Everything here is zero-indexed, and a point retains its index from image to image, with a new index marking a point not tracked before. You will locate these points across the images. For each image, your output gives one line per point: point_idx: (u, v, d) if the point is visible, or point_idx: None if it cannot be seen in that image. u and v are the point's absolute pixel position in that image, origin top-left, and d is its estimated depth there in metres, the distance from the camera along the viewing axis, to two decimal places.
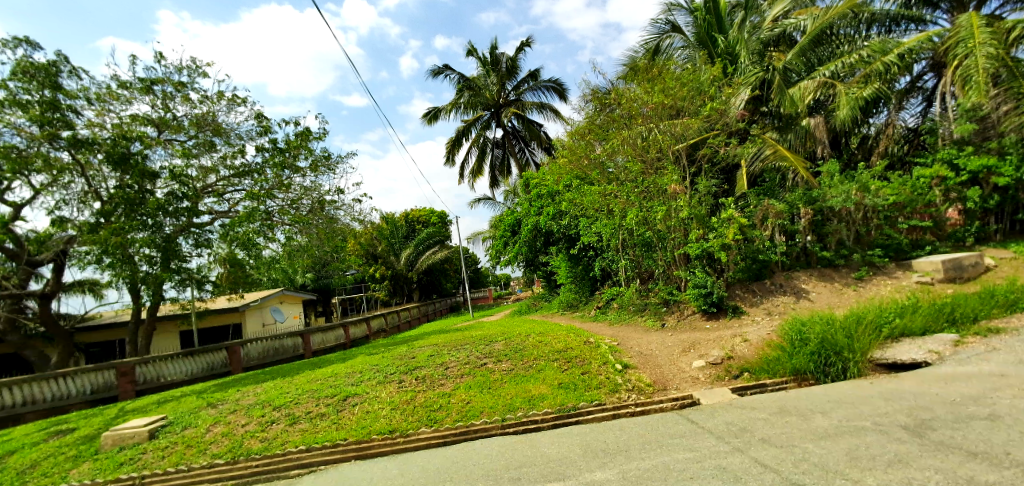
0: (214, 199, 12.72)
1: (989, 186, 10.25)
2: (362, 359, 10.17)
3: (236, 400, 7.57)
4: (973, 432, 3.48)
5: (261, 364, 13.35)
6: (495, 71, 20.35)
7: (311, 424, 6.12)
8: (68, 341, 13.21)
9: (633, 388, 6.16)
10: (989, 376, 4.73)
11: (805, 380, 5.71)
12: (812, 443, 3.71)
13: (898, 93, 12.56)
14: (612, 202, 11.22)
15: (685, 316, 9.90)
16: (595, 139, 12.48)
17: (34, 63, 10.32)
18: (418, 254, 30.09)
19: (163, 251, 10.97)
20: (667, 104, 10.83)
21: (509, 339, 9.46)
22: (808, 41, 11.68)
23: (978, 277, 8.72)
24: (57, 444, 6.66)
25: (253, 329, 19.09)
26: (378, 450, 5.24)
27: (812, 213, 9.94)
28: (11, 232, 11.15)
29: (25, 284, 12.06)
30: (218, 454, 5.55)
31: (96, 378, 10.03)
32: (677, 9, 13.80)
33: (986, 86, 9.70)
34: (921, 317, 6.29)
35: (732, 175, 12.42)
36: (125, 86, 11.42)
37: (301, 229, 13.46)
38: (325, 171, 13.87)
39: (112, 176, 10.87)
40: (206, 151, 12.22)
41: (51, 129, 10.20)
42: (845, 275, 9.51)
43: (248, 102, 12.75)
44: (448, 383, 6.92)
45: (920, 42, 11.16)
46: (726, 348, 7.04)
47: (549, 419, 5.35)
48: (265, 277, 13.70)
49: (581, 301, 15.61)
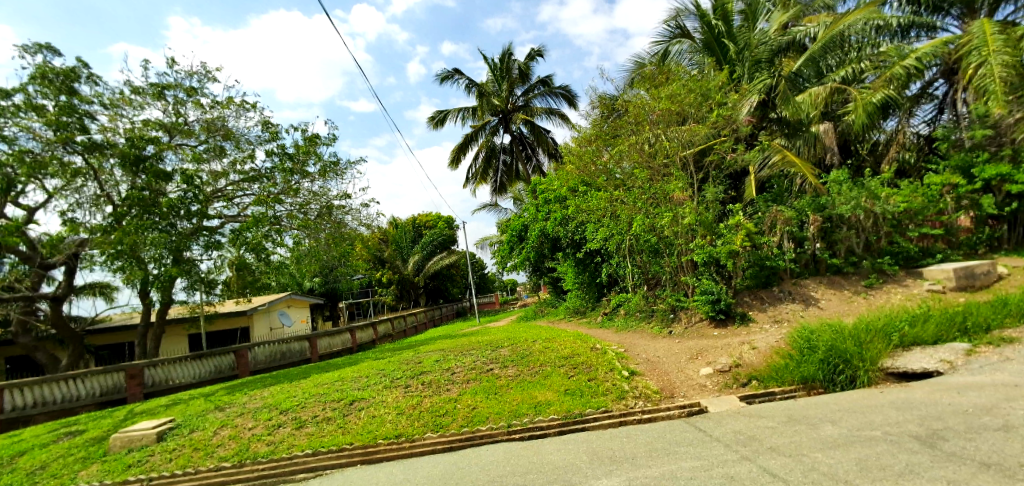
0: (224, 204, 12.89)
1: (1003, 194, 10.20)
2: (368, 363, 10.19)
3: (243, 403, 7.61)
4: (986, 443, 3.43)
5: (266, 369, 13.40)
6: (504, 77, 20.46)
7: (317, 428, 6.15)
8: (79, 344, 13.41)
9: (639, 395, 6.14)
10: (1002, 386, 4.67)
11: (813, 388, 5.66)
12: (822, 453, 3.67)
13: (908, 99, 12.52)
14: (619, 209, 11.18)
15: (692, 324, 9.86)
16: (603, 144, 12.55)
17: (53, 68, 10.54)
18: (425, 259, 30.30)
19: (173, 253, 11.07)
20: (674, 110, 10.78)
21: (515, 345, 9.44)
22: (819, 50, 11.69)
23: (990, 286, 8.59)
24: (66, 445, 6.74)
25: (259, 334, 19.23)
26: (384, 454, 5.24)
27: (822, 219, 9.85)
28: (25, 235, 11.35)
29: (38, 287, 12.24)
30: (224, 457, 5.58)
31: (105, 380, 10.09)
32: (686, 15, 13.78)
33: (1004, 95, 9.58)
34: (933, 325, 6.20)
35: (740, 182, 12.41)
36: (138, 92, 11.61)
37: (308, 234, 13.57)
38: (333, 176, 13.99)
39: (124, 180, 11.02)
40: (216, 156, 12.40)
41: (66, 133, 10.38)
42: (854, 283, 9.40)
43: (257, 107, 12.97)
44: (454, 389, 6.92)
45: (935, 47, 11.05)
46: (733, 356, 7.00)
47: (555, 425, 5.33)
48: (274, 282, 13.79)
49: (588, 307, 15.65)
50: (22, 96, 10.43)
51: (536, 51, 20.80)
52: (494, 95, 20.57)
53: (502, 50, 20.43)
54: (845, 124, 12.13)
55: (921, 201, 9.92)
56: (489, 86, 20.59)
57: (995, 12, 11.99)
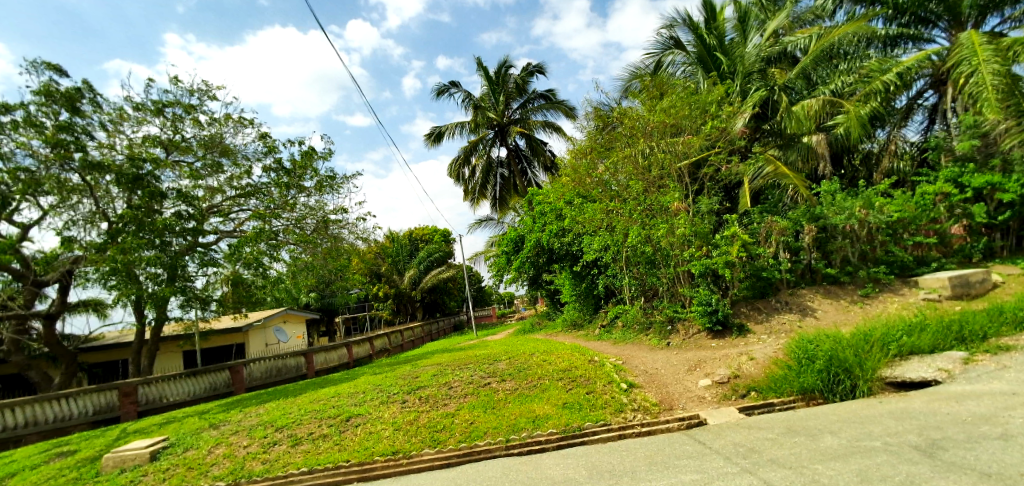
0: (219, 219, 12.89)
1: (994, 202, 10.41)
2: (365, 379, 10.14)
3: (238, 421, 7.53)
4: (986, 453, 3.42)
5: (261, 385, 13.35)
6: (501, 91, 20.64)
7: (314, 445, 6.07)
8: (72, 361, 13.24)
9: (638, 408, 6.10)
10: (1001, 394, 4.67)
11: (813, 399, 5.65)
12: (822, 465, 3.65)
13: (899, 111, 12.70)
14: (613, 220, 11.07)
15: (690, 335, 9.84)
16: (598, 157, 12.70)
17: (57, 87, 10.62)
18: (422, 273, 30.24)
19: (168, 270, 10.98)
20: (669, 123, 10.91)
21: (512, 359, 9.39)
22: (810, 61, 11.99)
23: (986, 294, 8.64)
24: (59, 466, 6.62)
25: (256, 350, 19.13)
26: (380, 471, 5.16)
27: (816, 229, 9.96)
28: (19, 252, 11.32)
29: (32, 304, 12.14)
30: (218, 476, 5.50)
31: (98, 399, 9.92)
32: (679, 26, 13.93)
33: (996, 102, 9.65)
34: (930, 335, 6.21)
35: (733, 193, 12.54)
36: (137, 108, 11.67)
37: (306, 248, 13.53)
38: (330, 191, 14.02)
39: (121, 197, 11.01)
40: (213, 172, 12.44)
41: (64, 151, 10.39)
42: (851, 292, 9.43)
43: (255, 123, 13.07)
44: (451, 403, 6.87)
45: (920, 60, 11.31)
46: (732, 367, 6.97)
47: (554, 439, 5.29)
48: (270, 296, 13.71)
49: (585, 319, 15.66)
50: (22, 113, 10.46)
51: (535, 66, 21.04)
52: (491, 109, 20.67)
53: (500, 64, 20.60)
54: (837, 135, 12.26)
55: (915, 210, 9.98)
56: (486, 99, 20.73)
57: (981, 24, 12.20)
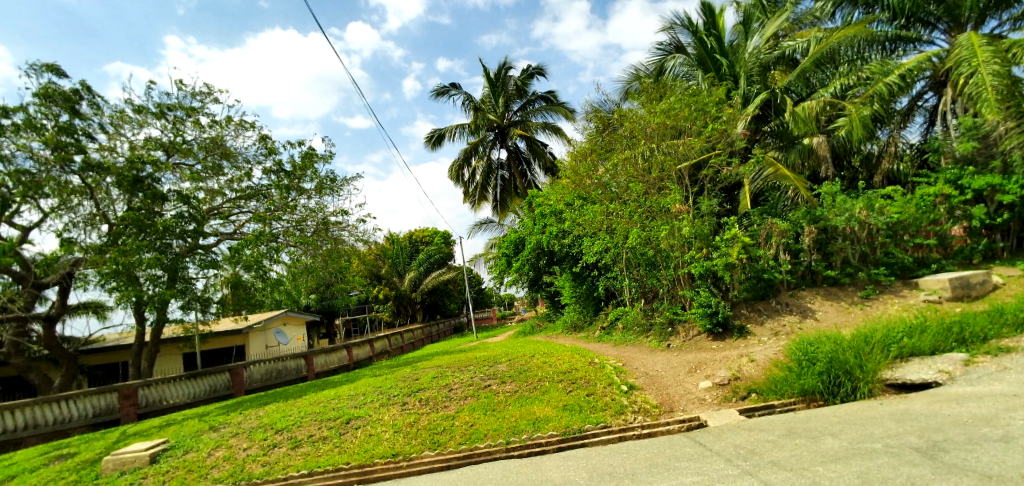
0: (220, 221, 12.90)
1: (995, 204, 10.40)
2: (365, 381, 10.12)
3: (238, 423, 7.52)
4: (987, 455, 3.41)
5: (261, 387, 13.34)
6: (501, 93, 20.68)
7: (314, 447, 6.07)
8: (72, 363, 13.23)
9: (638, 410, 6.10)
10: (1002, 396, 4.66)
11: (814, 401, 5.65)
12: (823, 466, 3.65)
13: (899, 113, 12.69)
14: (614, 222, 11.07)
15: (691, 337, 9.83)
16: (597, 159, 12.71)
17: (58, 89, 10.63)
18: (422, 275, 30.21)
19: (169, 272, 10.98)
20: (669, 125, 10.92)
21: (512, 361, 9.37)
22: (809, 63, 12.00)
23: (986, 295, 8.63)
24: (58, 468, 6.61)
25: (256, 352, 19.12)
26: (380, 474, 5.15)
27: (816, 231, 9.96)
28: (19, 254, 11.33)
29: (31, 306, 12.13)
30: (218, 478, 5.50)
31: (98, 401, 9.92)
32: (680, 29, 13.94)
33: (996, 103, 9.66)
34: (931, 336, 6.21)
35: (734, 194, 12.54)
36: (138, 111, 11.69)
37: (306, 250, 13.55)
38: (330, 193, 14.03)
39: (121, 199, 11.03)
40: (213, 174, 12.47)
41: (64, 153, 10.41)
42: (851, 294, 9.43)
43: (256, 126, 13.10)
44: (451, 405, 6.88)
45: (920, 62, 11.34)
46: (732, 369, 6.96)
47: (554, 441, 5.29)
48: (269, 299, 13.70)
49: (585, 321, 15.65)
50: (23, 116, 10.48)
51: (535, 69, 21.08)
52: (491, 110, 20.69)
53: (500, 66, 20.65)
54: (837, 136, 12.26)
55: (914, 211, 9.98)
56: (486, 101, 20.76)
57: (981, 26, 12.21)
